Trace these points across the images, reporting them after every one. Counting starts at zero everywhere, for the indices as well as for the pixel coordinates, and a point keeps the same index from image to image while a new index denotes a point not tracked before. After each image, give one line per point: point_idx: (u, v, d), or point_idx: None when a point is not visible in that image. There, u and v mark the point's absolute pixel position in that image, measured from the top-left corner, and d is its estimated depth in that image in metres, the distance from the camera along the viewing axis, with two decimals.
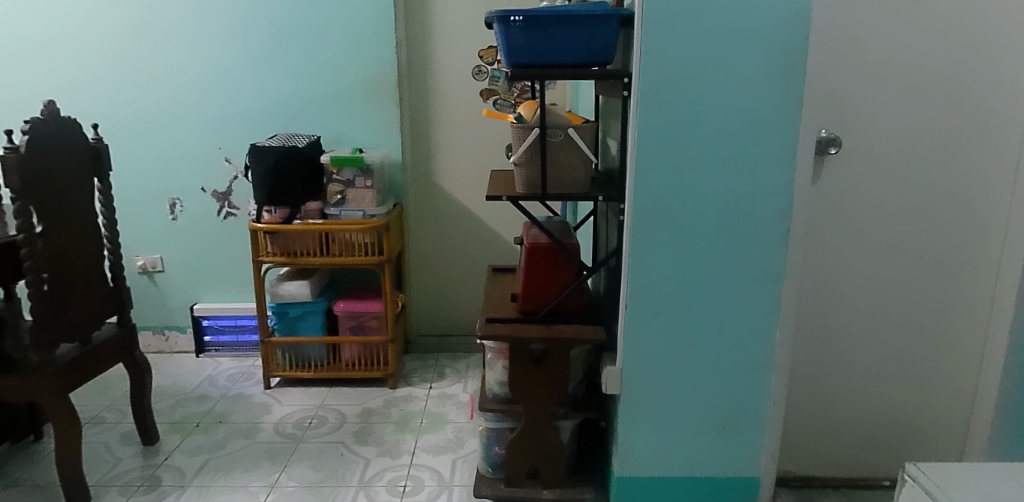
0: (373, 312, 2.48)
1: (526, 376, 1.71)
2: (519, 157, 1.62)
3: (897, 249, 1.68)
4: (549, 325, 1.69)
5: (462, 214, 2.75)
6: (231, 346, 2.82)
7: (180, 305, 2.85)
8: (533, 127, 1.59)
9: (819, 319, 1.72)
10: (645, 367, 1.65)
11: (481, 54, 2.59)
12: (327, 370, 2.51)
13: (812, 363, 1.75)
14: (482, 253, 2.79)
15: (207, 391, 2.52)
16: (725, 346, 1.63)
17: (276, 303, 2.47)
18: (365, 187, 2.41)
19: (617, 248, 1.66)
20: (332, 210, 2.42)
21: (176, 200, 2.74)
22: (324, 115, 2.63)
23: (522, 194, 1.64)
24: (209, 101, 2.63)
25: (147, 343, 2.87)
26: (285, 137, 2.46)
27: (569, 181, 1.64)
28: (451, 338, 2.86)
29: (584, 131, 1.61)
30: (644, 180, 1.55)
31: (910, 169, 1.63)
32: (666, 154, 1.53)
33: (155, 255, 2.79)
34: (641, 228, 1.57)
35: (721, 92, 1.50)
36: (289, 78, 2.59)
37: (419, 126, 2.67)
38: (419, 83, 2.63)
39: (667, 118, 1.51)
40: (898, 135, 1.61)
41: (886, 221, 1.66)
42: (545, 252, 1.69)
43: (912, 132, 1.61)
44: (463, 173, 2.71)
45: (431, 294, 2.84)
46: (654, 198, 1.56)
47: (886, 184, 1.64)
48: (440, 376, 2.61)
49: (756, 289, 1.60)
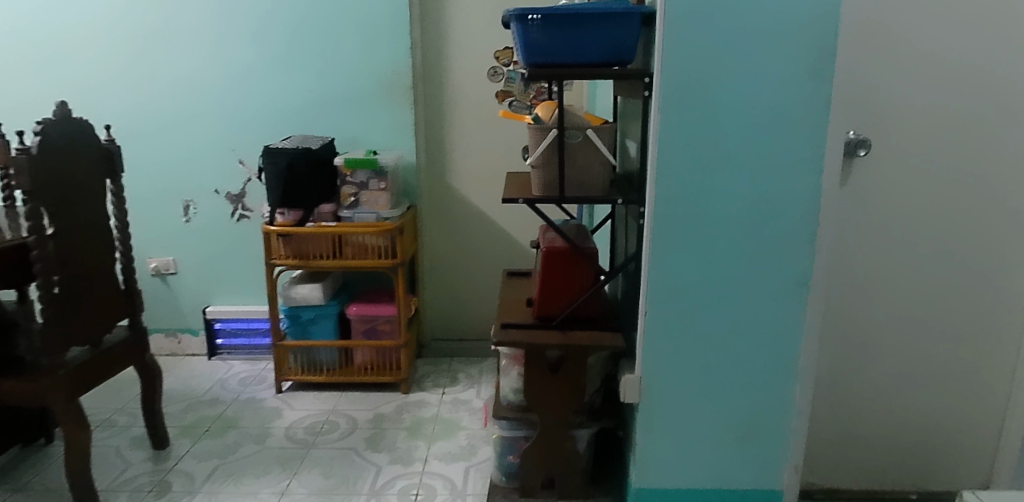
0: (386, 316, 2.45)
1: (542, 383, 1.66)
2: (536, 158, 1.58)
3: (929, 253, 1.62)
4: (566, 331, 1.65)
5: (478, 217, 2.71)
6: (243, 348, 2.81)
7: (192, 308, 2.83)
8: (551, 128, 1.56)
9: (847, 326, 1.66)
10: (665, 374, 1.60)
11: (497, 55, 2.56)
12: (339, 374, 2.49)
13: (839, 370, 1.69)
14: (497, 256, 2.75)
15: (219, 395, 2.50)
16: (747, 354, 1.58)
17: (289, 306, 2.45)
18: (379, 189, 2.38)
19: (637, 251, 1.61)
20: (346, 212, 2.39)
21: (190, 202, 2.73)
22: (338, 117, 2.60)
23: (538, 197, 1.60)
24: (223, 102, 2.61)
25: (160, 345, 2.86)
26: (299, 138, 2.44)
27: (587, 183, 1.60)
28: (464, 343, 2.82)
29: (604, 132, 1.56)
30: (665, 181, 1.50)
31: (942, 171, 1.57)
32: (688, 155, 1.49)
33: (168, 257, 2.78)
34: (662, 231, 1.53)
35: (746, 92, 1.45)
36: (303, 79, 2.57)
37: (434, 127, 2.64)
38: (434, 84, 2.60)
39: (690, 118, 1.47)
40: (930, 135, 1.56)
41: (917, 224, 1.60)
42: (563, 256, 1.65)
43: (943, 132, 1.55)
44: (478, 174, 2.67)
45: (445, 297, 2.81)
46: (674, 200, 1.51)
47: (918, 185, 1.58)
48: (453, 381, 2.57)
49: (779, 295, 1.55)
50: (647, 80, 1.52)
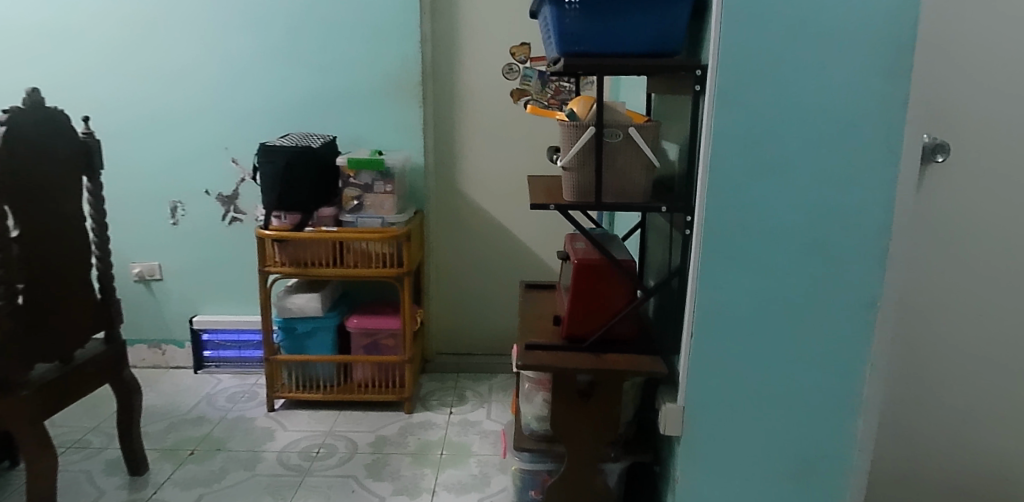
0: (390, 329, 2.26)
1: (572, 412, 1.48)
2: (569, 160, 1.41)
3: (1001, 276, 1.51)
4: (599, 354, 1.47)
5: (489, 225, 2.54)
6: (233, 361, 2.61)
7: (178, 317, 2.63)
8: (588, 125, 1.38)
9: (913, 356, 1.56)
10: (711, 402, 1.44)
11: (513, 51, 2.39)
12: (337, 392, 2.29)
13: (904, 404, 1.58)
14: (509, 266, 2.57)
15: (205, 413, 2.31)
16: (804, 382, 1.42)
17: (283, 318, 2.25)
18: (385, 192, 2.20)
19: (682, 265, 1.44)
20: (348, 217, 2.21)
21: (178, 203, 2.53)
22: (341, 114, 2.42)
23: (571, 203, 1.43)
24: (217, 97, 2.42)
25: (143, 357, 2.66)
26: (298, 136, 2.25)
27: (626, 188, 1.43)
28: (471, 358, 2.63)
29: (648, 131, 1.39)
30: (718, 186, 1.35)
31: (1015, 184, 1.47)
32: (744, 158, 1.33)
33: (153, 262, 2.58)
34: (713, 242, 1.37)
35: (811, 88, 1.30)
36: (304, 73, 2.39)
37: (443, 128, 2.46)
38: (445, 81, 2.42)
39: (748, 119, 1.32)
40: (1005, 149, 1.45)
41: (989, 247, 1.50)
42: (596, 269, 1.48)
43: (1020, 146, 1.45)
44: (490, 178, 2.50)
45: (451, 309, 2.62)
46: (727, 208, 1.36)
47: (991, 204, 1.48)
48: (461, 400, 2.38)
49: (842, 316, 1.38)
50: (698, 73, 1.36)
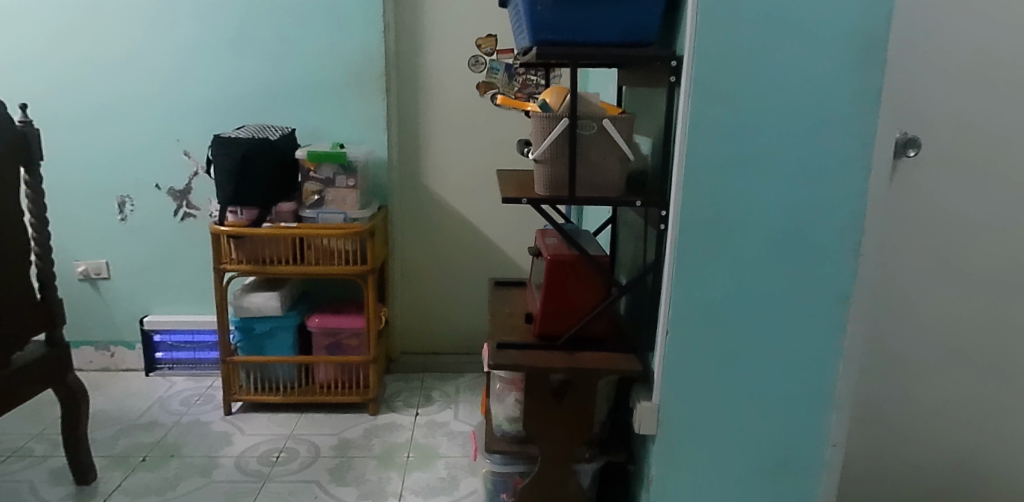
0: (353, 328, 2.19)
1: (545, 412, 1.44)
2: (541, 153, 1.36)
3: (965, 272, 1.56)
4: (572, 352, 1.43)
5: (455, 222, 2.48)
6: (187, 363, 2.49)
7: (127, 317, 2.50)
8: (562, 116, 1.34)
9: (883, 352, 1.61)
10: (687, 400, 1.42)
11: (479, 43, 2.34)
12: (298, 394, 2.20)
13: (875, 399, 1.63)
14: (476, 263, 2.53)
15: (157, 417, 2.19)
16: (779, 378, 1.41)
17: (240, 317, 2.16)
18: (347, 187, 2.12)
19: (656, 261, 1.42)
20: (308, 212, 2.12)
21: (126, 197, 2.40)
22: (300, 105, 2.33)
23: (544, 197, 1.38)
24: (168, 86, 2.30)
25: (89, 360, 2.52)
26: (255, 128, 2.16)
27: (601, 182, 1.39)
28: (437, 358, 2.57)
29: (621, 123, 1.36)
30: (693, 180, 1.32)
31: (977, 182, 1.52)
32: (720, 151, 1.31)
33: (100, 260, 2.45)
34: (688, 237, 1.35)
35: (787, 81, 1.28)
36: (260, 62, 2.29)
37: (408, 121, 2.40)
38: (409, 73, 2.36)
39: (725, 112, 1.29)
40: (967, 147, 1.50)
41: (954, 243, 1.55)
42: (569, 266, 1.44)
43: (981, 145, 1.50)
44: (456, 174, 2.44)
45: (416, 308, 2.56)
46: (702, 202, 1.33)
47: (956, 202, 1.53)
48: (427, 401, 2.32)
49: (816, 311, 1.38)
50: (673, 64, 1.33)
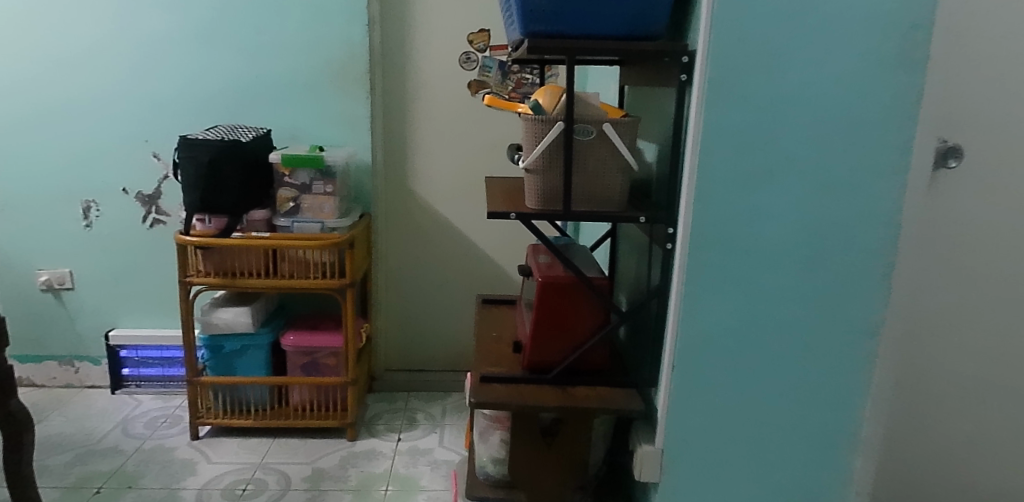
0: (331, 347, 2.02)
1: (533, 453, 1.27)
2: (532, 161, 1.20)
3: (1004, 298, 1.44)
4: (565, 388, 1.26)
5: (442, 230, 2.32)
6: (157, 380, 2.33)
7: (92, 330, 2.33)
8: (556, 120, 1.16)
9: (913, 386, 1.48)
10: (694, 444, 1.25)
11: (471, 39, 2.17)
12: (270, 418, 2.03)
13: (906, 436, 1.50)
14: (466, 275, 2.36)
15: (119, 442, 2.02)
16: (798, 420, 1.24)
17: (208, 334, 1.99)
18: (324, 194, 1.95)
19: (661, 284, 1.24)
20: (282, 221, 1.95)
21: (91, 202, 2.23)
22: (278, 104, 2.16)
23: (535, 211, 1.21)
24: (136, 82, 2.14)
25: (52, 375, 2.35)
26: (227, 129, 1.99)
27: (599, 195, 1.22)
28: (424, 375, 2.40)
29: (624, 128, 1.18)
30: (704, 193, 1.15)
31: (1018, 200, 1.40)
32: (736, 159, 1.14)
33: (63, 269, 2.28)
34: (698, 258, 1.17)
35: (815, 80, 1.11)
36: (236, 57, 2.12)
37: (394, 122, 2.23)
38: (395, 70, 2.19)
39: (741, 116, 1.12)
40: (1007, 162, 1.39)
41: (990, 265, 1.43)
42: (563, 289, 1.27)
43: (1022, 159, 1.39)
44: (445, 180, 2.28)
45: (402, 322, 2.40)
46: (715, 219, 1.16)
47: (992, 222, 1.41)
48: (410, 424, 2.15)
49: (842, 344, 1.20)
50: (684, 60, 1.15)
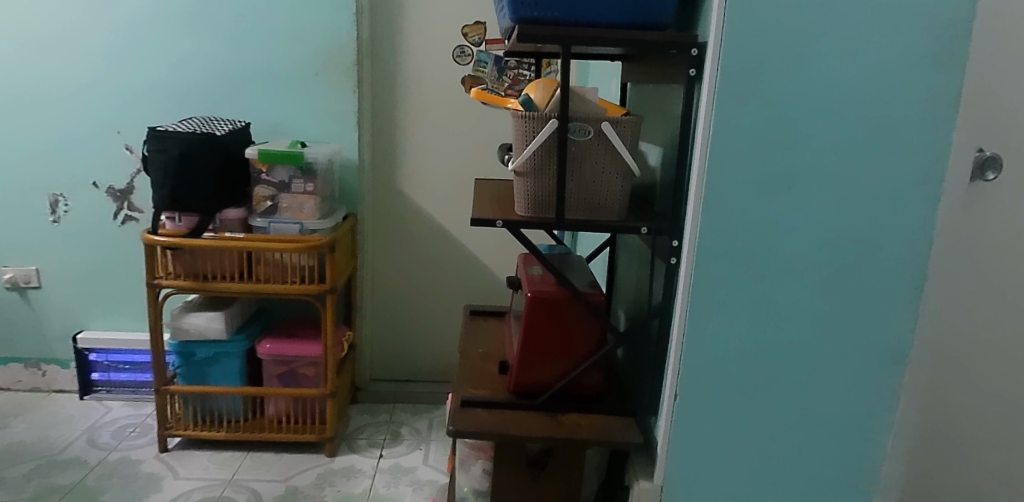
0: (310, 357, 1.90)
1: (518, 487, 1.15)
2: (523, 163, 1.07)
3: None
4: (555, 417, 1.14)
5: (432, 234, 2.20)
6: (127, 386, 2.20)
7: (60, 332, 2.20)
8: (550, 117, 1.04)
9: (937, 419, 1.36)
10: (695, 481, 1.13)
11: (465, 31, 2.05)
12: (243, 430, 1.91)
13: (926, 473, 1.38)
14: (457, 281, 2.24)
15: (82, 452, 1.90)
16: (812, 459, 1.11)
17: (178, 341, 1.87)
18: (304, 193, 1.82)
19: (664, 303, 1.12)
20: (258, 221, 1.83)
21: (60, 196, 2.11)
22: (259, 97, 2.03)
23: (525, 219, 1.09)
24: (109, 68, 2.01)
25: (17, 378, 2.22)
26: (202, 121, 1.86)
27: (596, 202, 1.09)
28: (410, 386, 2.28)
29: (626, 127, 1.05)
30: (715, 202, 1.02)
31: None
32: (751, 165, 1.01)
33: (29, 266, 2.15)
34: (706, 275, 1.05)
35: (844, 77, 0.98)
36: (214, 45, 1.99)
37: (383, 118, 2.11)
38: (384, 63, 2.07)
39: (757, 119, 0.99)
40: None
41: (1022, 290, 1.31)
42: (554, 306, 1.15)
43: None
44: (436, 180, 2.15)
45: (389, 330, 2.28)
46: (726, 231, 1.03)
47: None
48: (394, 439, 2.02)
49: (866, 374, 1.08)
50: (694, 53, 1.03)
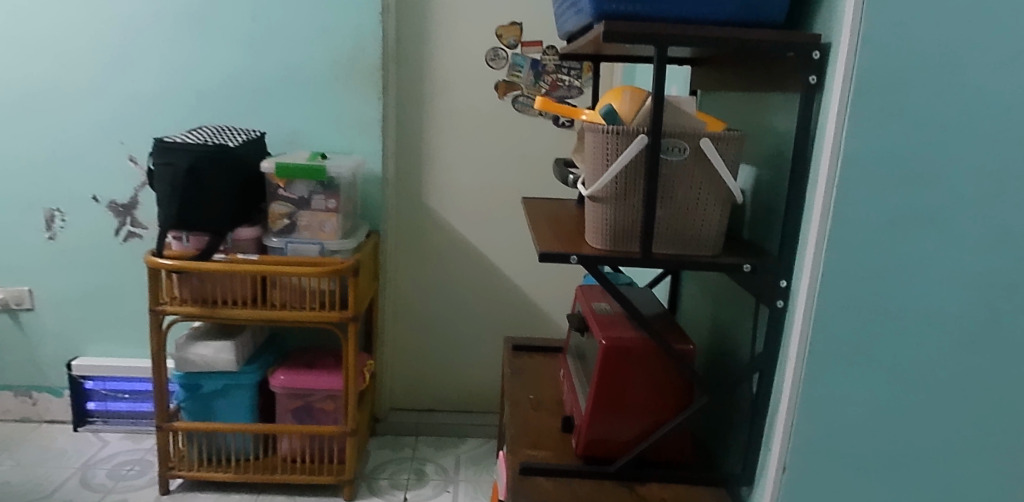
0: (328, 390, 1.72)
1: None
2: (603, 188, 0.89)
3: None
4: (634, 491, 0.96)
5: (460, 253, 2.02)
6: (126, 417, 2.03)
7: (54, 358, 2.03)
8: (639, 132, 0.86)
9: None
10: None
11: (500, 33, 1.88)
12: (254, 471, 1.73)
13: None
14: (486, 303, 2.06)
15: (75, 495, 1.72)
16: None
17: (183, 373, 1.69)
18: (325, 210, 1.64)
19: (765, 353, 0.95)
20: (274, 241, 1.65)
21: (55, 211, 1.93)
22: (274, 103, 1.85)
23: (604, 254, 0.91)
24: (110, 73, 1.84)
25: (8, 407, 2.05)
26: (213, 130, 1.68)
27: (690, 236, 0.91)
28: (435, 417, 2.09)
29: (728, 145, 0.87)
30: (844, 237, 0.84)
31: None
32: (892, 192, 0.83)
33: (21, 286, 1.97)
34: (830, 324, 0.87)
35: (1017, 84, 0.79)
36: (226, 47, 1.82)
37: (409, 128, 1.93)
38: (412, 67, 1.90)
39: (894, 137, 0.81)
40: None
41: None
42: (632, 357, 0.97)
43: None
44: (466, 195, 1.98)
45: (411, 356, 2.09)
46: (858, 271, 0.85)
47: None
48: (418, 479, 1.84)
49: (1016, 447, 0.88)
50: (815, 56, 0.86)
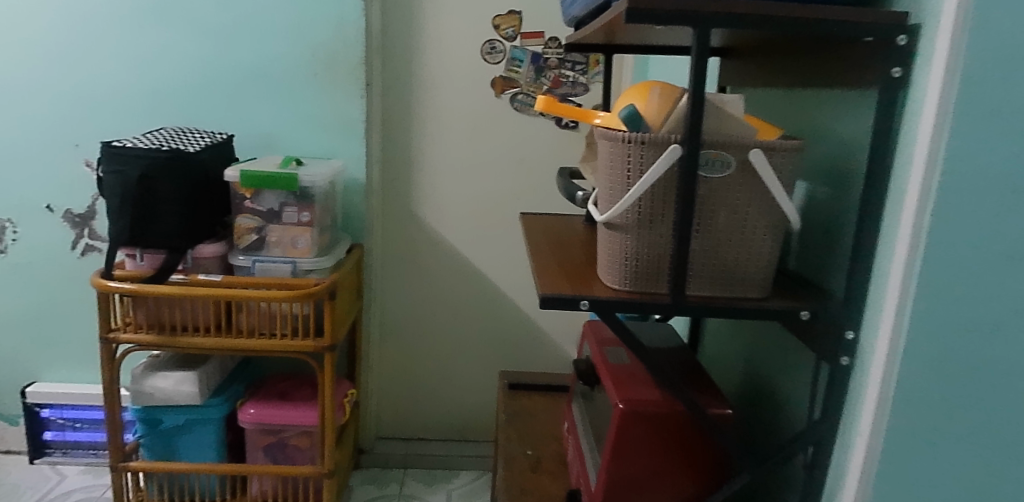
0: (304, 426, 1.52)
1: None
2: (624, 214, 0.70)
3: None
4: None
5: (452, 269, 1.82)
6: (86, 447, 1.82)
7: (7, 384, 1.84)
8: (671, 141, 0.66)
9: None
10: None
11: (497, 23, 1.68)
12: None
13: None
14: (482, 323, 1.86)
15: None
16: None
17: (141, 407, 1.50)
18: (298, 224, 1.44)
19: (826, 418, 0.77)
20: (240, 259, 1.46)
21: (5, 221, 1.74)
22: (246, 102, 1.66)
23: (623, 297, 0.71)
24: (63, 68, 1.64)
25: None
26: (173, 133, 1.49)
27: (732, 273, 0.71)
28: (427, 447, 1.90)
29: (785, 157, 0.67)
30: (940, 277, 0.66)
31: None
32: (1002, 219, 0.64)
33: None
34: (913, 388, 0.68)
35: None
36: (192, 39, 1.62)
37: (396, 129, 1.74)
38: (400, 62, 1.70)
39: (998, 151, 0.63)
40: None
41: None
42: (657, 422, 0.77)
43: None
44: (460, 204, 1.78)
45: (401, 380, 1.90)
46: (952, 321, 0.67)
47: None
48: None
49: None
50: (901, 42, 0.66)
